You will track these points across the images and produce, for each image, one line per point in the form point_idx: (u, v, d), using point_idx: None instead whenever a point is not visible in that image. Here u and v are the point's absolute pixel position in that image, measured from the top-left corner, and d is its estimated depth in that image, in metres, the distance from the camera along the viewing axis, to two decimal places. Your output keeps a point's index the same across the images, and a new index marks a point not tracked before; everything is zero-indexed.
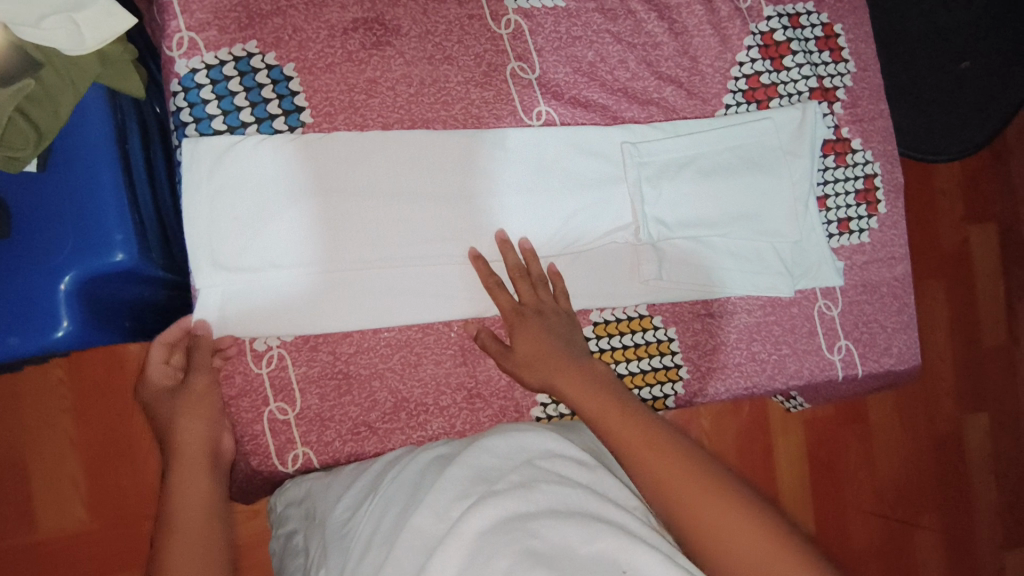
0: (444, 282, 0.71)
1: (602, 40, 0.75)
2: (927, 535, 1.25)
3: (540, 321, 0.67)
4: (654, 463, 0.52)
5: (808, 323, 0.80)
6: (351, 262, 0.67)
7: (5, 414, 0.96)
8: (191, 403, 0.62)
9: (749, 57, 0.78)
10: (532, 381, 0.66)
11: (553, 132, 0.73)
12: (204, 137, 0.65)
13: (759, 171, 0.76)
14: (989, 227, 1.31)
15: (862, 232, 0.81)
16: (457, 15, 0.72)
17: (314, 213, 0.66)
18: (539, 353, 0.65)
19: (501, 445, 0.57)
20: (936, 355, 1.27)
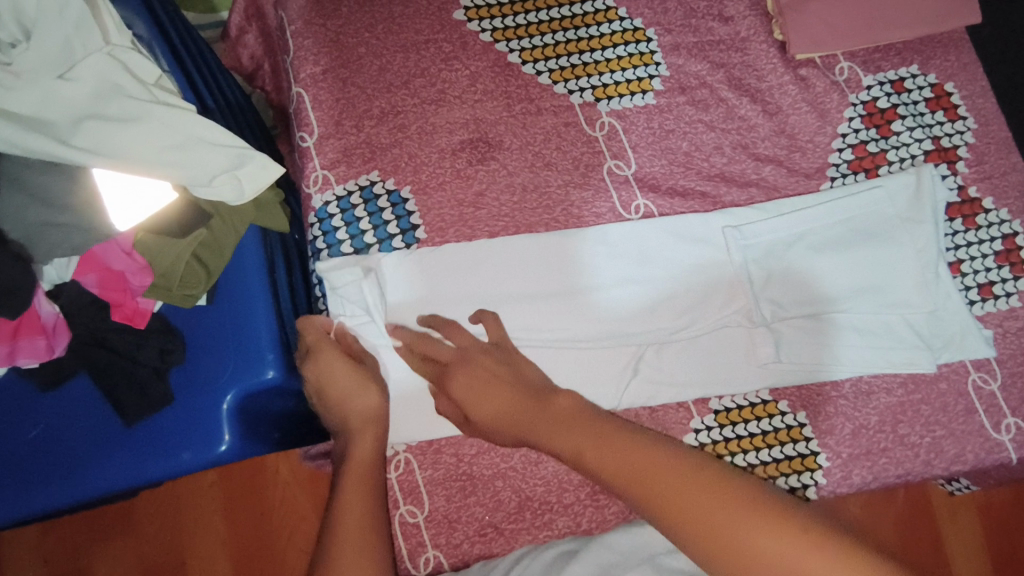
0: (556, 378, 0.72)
1: (695, 130, 0.77)
2: None
3: (468, 370, 0.63)
4: (666, 488, 0.47)
5: (962, 400, 0.72)
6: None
7: (171, 514, 1.06)
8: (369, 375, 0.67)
9: (852, 127, 0.77)
10: (499, 437, 0.61)
11: (652, 224, 0.74)
12: (335, 260, 0.73)
13: (875, 242, 0.73)
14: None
15: (1010, 296, 0.73)
16: (554, 124, 0.78)
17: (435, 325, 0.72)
18: (491, 397, 0.60)
19: (625, 542, 0.62)
20: None
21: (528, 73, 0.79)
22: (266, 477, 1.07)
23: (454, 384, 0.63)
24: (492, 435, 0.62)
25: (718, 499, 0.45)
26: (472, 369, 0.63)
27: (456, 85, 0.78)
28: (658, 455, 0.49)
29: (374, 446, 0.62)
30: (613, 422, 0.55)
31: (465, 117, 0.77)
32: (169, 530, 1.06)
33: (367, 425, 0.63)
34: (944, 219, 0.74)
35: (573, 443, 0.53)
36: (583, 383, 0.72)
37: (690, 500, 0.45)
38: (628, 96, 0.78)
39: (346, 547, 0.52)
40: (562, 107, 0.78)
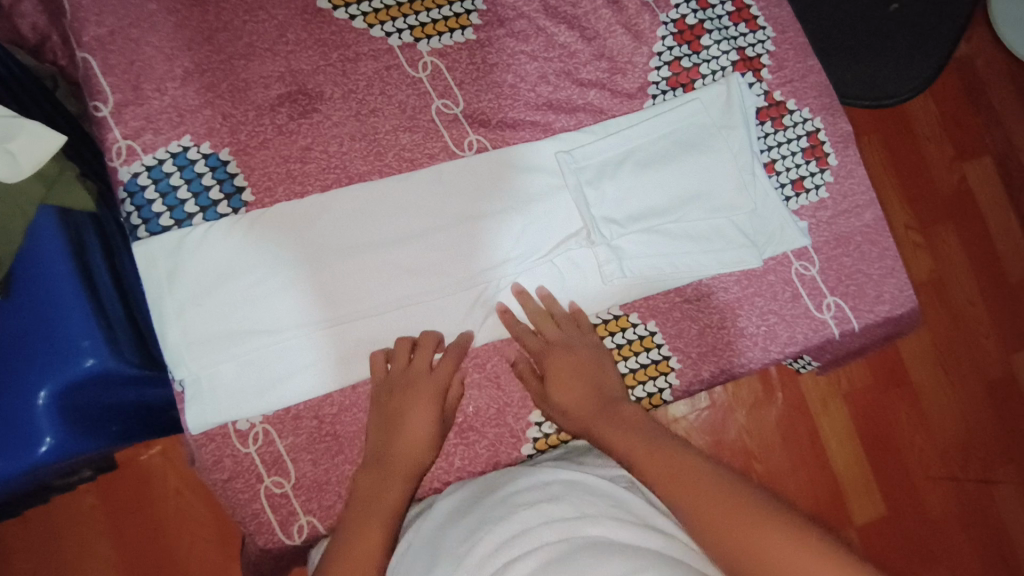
0: (415, 324, 0.71)
1: (518, 61, 0.78)
2: (1006, 488, 1.23)
3: (563, 357, 0.68)
4: (717, 508, 0.50)
5: (788, 287, 0.78)
6: (313, 328, 0.69)
7: (44, 547, 0.97)
8: (421, 389, 0.66)
9: (665, 46, 0.80)
10: (568, 425, 0.67)
11: (484, 158, 0.74)
12: (154, 236, 0.68)
13: (697, 151, 0.77)
14: (981, 161, 1.33)
15: (819, 188, 0.80)
16: (375, 69, 0.75)
17: (276, 288, 0.68)
18: (568, 387, 0.66)
19: (533, 493, 0.60)
20: (965, 299, 1.28)
21: (340, 18, 0.75)
22: (151, 487, 1.00)
23: (551, 361, 0.68)
24: (557, 419, 0.68)
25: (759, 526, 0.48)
26: (578, 351, 0.69)
27: (265, 37, 0.74)
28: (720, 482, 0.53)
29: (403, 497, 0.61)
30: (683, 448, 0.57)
31: (280, 70, 0.73)
32: (46, 564, 0.97)
33: (393, 473, 0.62)
34: (753, 123, 0.79)
35: (639, 457, 0.57)
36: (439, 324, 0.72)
37: (741, 530, 0.48)
38: (448, 33, 0.77)
39: None
40: (381, 50, 0.76)
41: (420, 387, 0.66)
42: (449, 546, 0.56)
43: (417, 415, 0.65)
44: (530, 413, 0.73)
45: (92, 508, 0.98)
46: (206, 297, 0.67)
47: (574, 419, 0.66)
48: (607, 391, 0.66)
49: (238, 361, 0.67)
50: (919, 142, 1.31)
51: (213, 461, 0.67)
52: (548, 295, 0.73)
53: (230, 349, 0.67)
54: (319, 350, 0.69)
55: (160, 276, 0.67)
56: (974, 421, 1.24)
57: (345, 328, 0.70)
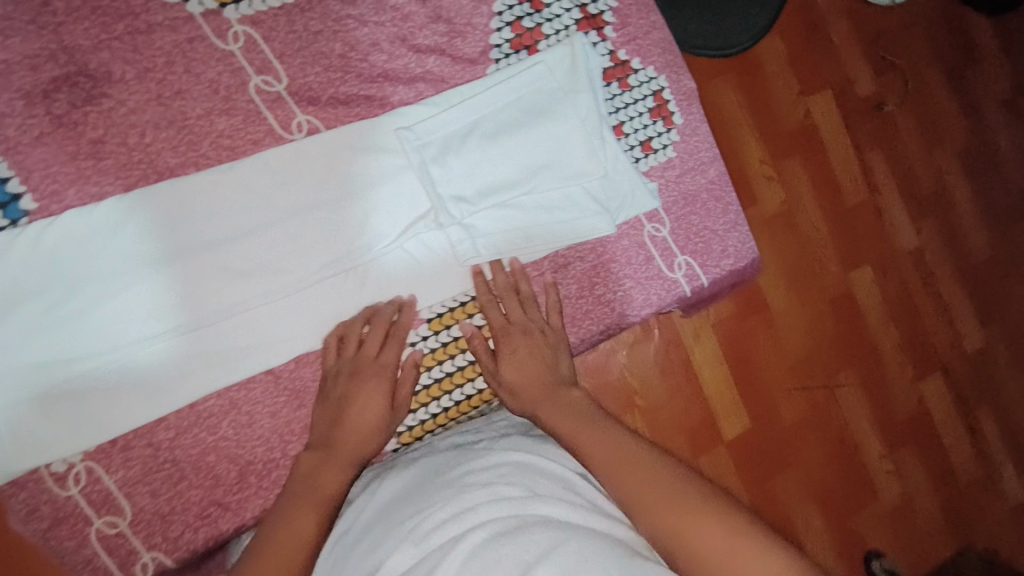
0: (253, 332, 0.65)
1: (345, 27, 0.70)
2: (848, 388, 1.34)
3: (525, 339, 0.69)
4: (660, 496, 0.52)
5: (642, 251, 0.79)
6: (135, 348, 0.62)
7: None
8: (369, 372, 0.65)
9: (506, 5, 0.75)
10: (514, 404, 0.67)
11: (314, 141, 0.68)
12: None
13: (544, 119, 0.74)
14: (823, 96, 1.35)
15: (666, 148, 0.81)
16: (174, 41, 0.65)
17: (87, 308, 0.60)
18: (529, 367, 0.67)
19: (482, 472, 0.57)
20: (811, 223, 1.32)
21: None
22: None
23: (508, 344, 0.68)
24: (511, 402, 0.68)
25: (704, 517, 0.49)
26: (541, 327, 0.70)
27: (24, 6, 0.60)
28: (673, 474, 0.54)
29: (342, 478, 0.60)
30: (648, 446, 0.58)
31: (50, 47, 0.61)
32: None
33: (337, 458, 0.61)
34: (599, 85, 0.77)
35: (581, 438, 0.60)
36: (282, 327, 0.66)
37: (686, 517, 0.50)
38: None
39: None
40: (179, 19, 0.65)
41: (366, 368, 0.65)
42: (396, 521, 0.53)
43: (364, 399, 0.63)
44: None
45: None
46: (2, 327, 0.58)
47: (517, 399, 0.67)
48: (559, 377, 0.68)
49: (51, 394, 0.60)
50: (766, 71, 1.31)
51: (29, 510, 0.60)
52: (519, 268, 0.72)
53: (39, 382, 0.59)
54: (144, 371, 0.62)
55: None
56: (815, 337, 1.31)
57: (175, 343, 0.63)
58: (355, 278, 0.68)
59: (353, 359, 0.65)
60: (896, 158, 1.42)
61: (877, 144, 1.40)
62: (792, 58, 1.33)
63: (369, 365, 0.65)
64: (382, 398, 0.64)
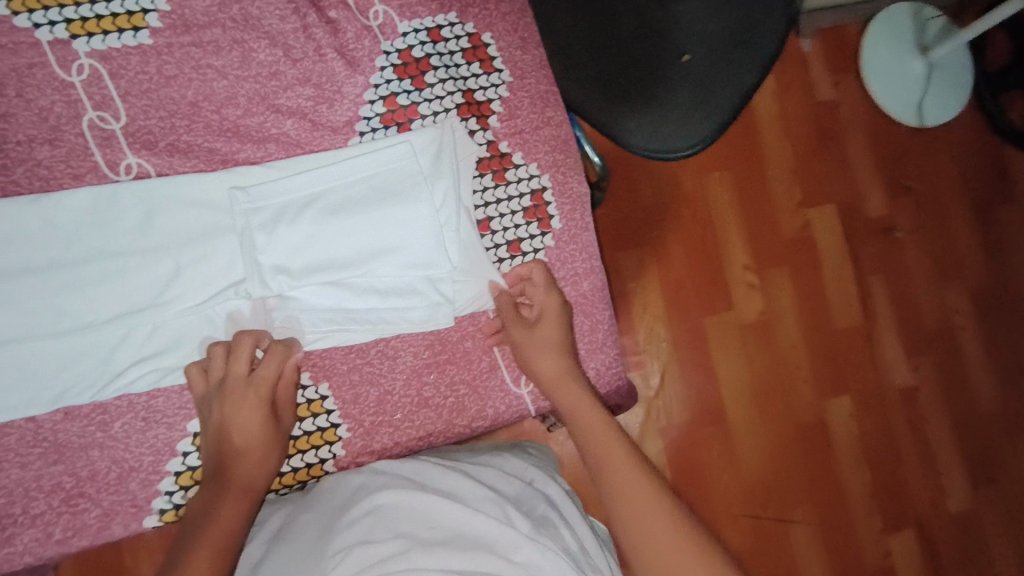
0: (15, 373, 0.61)
1: (202, 76, 0.67)
2: (802, 527, 1.17)
3: (558, 317, 0.69)
4: (641, 498, 0.56)
5: (486, 357, 0.72)
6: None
7: None
8: (239, 390, 0.62)
9: (384, 78, 0.72)
10: (535, 373, 0.68)
11: (133, 186, 0.64)
12: None
13: (395, 201, 0.68)
14: (826, 207, 1.24)
15: (537, 252, 0.74)
16: (13, 64, 0.63)
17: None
18: (556, 350, 0.67)
19: (356, 530, 0.55)
20: (788, 341, 1.20)
21: None
22: None
23: (546, 323, 0.68)
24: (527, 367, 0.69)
25: (684, 540, 0.53)
26: (563, 317, 0.69)
27: None
28: (639, 472, 0.58)
29: (236, 517, 0.58)
30: (623, 432, 0.63)
31: None
32: None
33: (233, 486, 0.60)
34: (468, 175, 0.72)
35: (610, 450, 0.60)
36: (52, 372, 0.62)
37: (656, 523, 0.54)
38: (115, 33, 0.65)
39: None
40: (24, 43, 0.63)
41: (241, 388, 0.62)
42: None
43: (240, 422, 0.62)
44: (160, 479, 0.64)
45: None
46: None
47: (552, 370, 0.67)
48: (571, 362, 0.68)
49: None
50: (768, 178, 1.22)
51: None
52: (544, 274, 0.71)
53: None
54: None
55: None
56: (789, 454, 1.18)
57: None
58: (149, 333, 0.65)
59: (235, 377, 0.63)
60: (931, 288, 1.27)
61: (881, 271, 1.25)
62: (795, 164, 1.23)
63: (241, 384, 0.62)
64: (259, 409, 0.62)
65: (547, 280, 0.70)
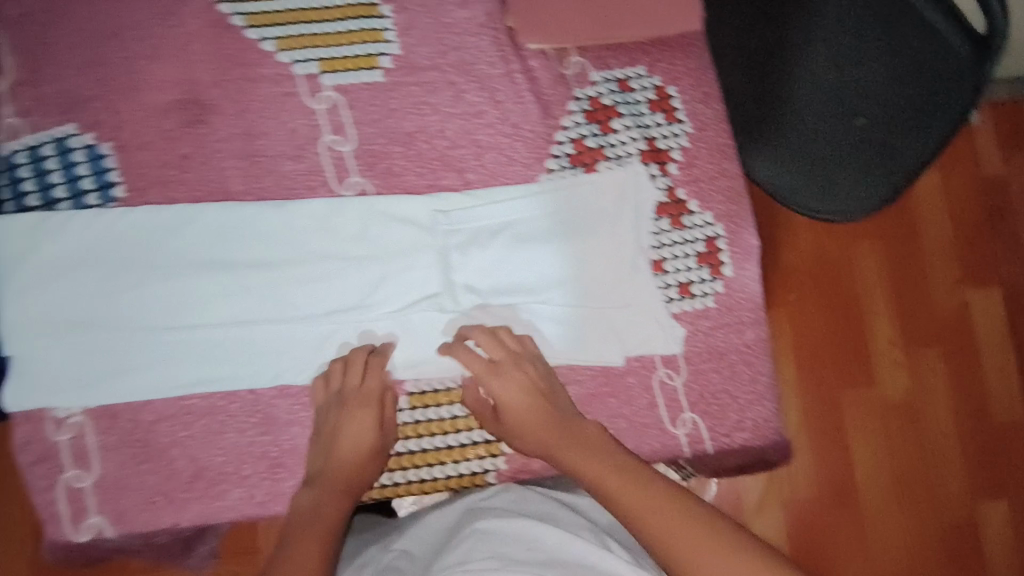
0: (251, 353, 0.71)
1: (420, 112, 0.77)
2: None
3: (517, 374, 0.70)
4: (676, 520, 0.59)
5: (646, 394, 0.74)
6: (148, 336, 0.70)
7: None
8: (484, 368, 0.71)
9: (574, 122, 0.78)
10: (521, 442, 0.71)
11: (356, 202, 0.73)
12: (14, 215, 0.69)
13: (580, 236, 0.75)
14: (991, 290, 1.16)
15: (706, 296, 0.76)
16: (274, 92, 0.75)
17: (110, 292, 0.69)
18: (528, 410, 0.70)
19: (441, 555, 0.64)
20: (938, 432, 1.12)
21: (250, 37, 0.75)
22: None
23: (499, 386, 0.70)
24: (510, 436, 0.71)
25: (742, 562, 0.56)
26: (517, 382, 0.70)
27: (170, 42, 0.74)
28: (647, 501, 0.61)
29: (338, 509, 0.67)
30: (644, 472, 0.64)
31: (178, 76, 0.74)
32: None
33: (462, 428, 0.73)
34: (646, 218, 0.76)
35: (617, 490, 0.63)
36: (280, 355, 0.72)
37: (688, 547, 0.57)
38: (355, 72, 0.77)
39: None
40: (284, 75, 0.76)
41: (478, 367, 0.71)
42: None
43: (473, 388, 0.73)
44: None
45: None
46: (40, 291, 0.68)
47: (536, 443, 0.70)
48: (556, 412, 0.70)
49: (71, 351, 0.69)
50: (930, 255, 1.15)
51: (22, 440, 0.69)
52: (516, 339, 0.71)
53: (67, 338, 0.68)
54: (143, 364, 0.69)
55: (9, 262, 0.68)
56: (921, 548, 1.09)
57: (173, 344, 0.70)
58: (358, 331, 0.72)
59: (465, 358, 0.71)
60: None
61: None
62: (958, 244, 1.16)
63: (483, 365, 0.71)
64: (496, 390, 0.71)
65: (498, 330, 0.71)
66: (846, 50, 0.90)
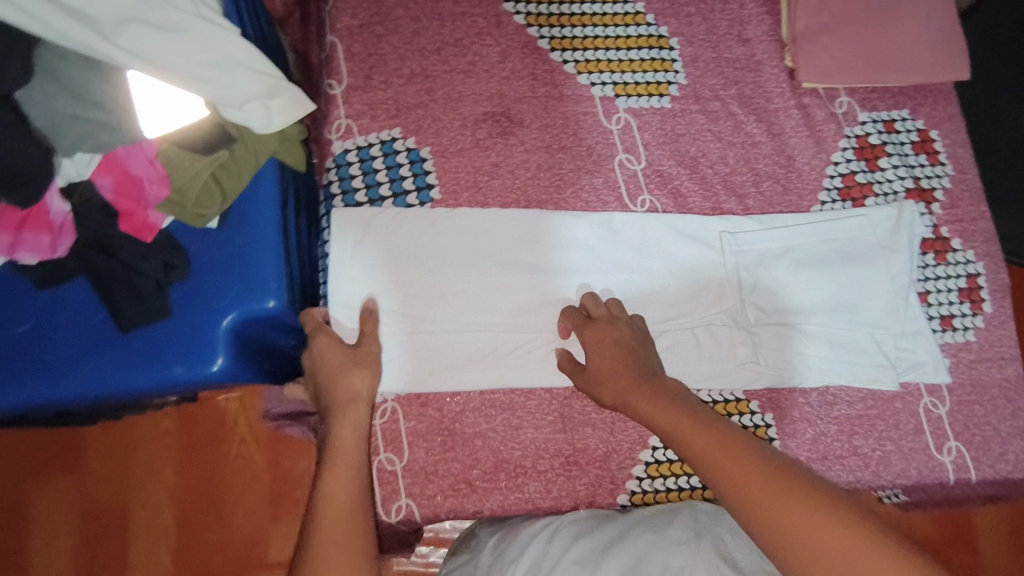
0: (553, 353, 0.75)
1: (704, 138, 0.82)
2: None
3: (607, 328, 0.69)
4: (767, 488, 0.51)
5: (912, 420, 0.78)
6: (477, 331, 0.74)
7: (120, 457, 1.04)
8: (597, 329, 0.69)
9: (844, 157, 0.83)
10: (604, 397, 0.67)
11: (656, 218, 0.78)
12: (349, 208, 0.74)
13: (856, 265, 0.79)
14: None
15: (967, 329, 0.80)
16: (574, 111, 0.81)
17: (438, 278, 0.75)
18: (602, 362, 0.67)
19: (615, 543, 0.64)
20: None
21: (556, 60, 0.82)
22: (220, 432, 1.06)
23: (590, 345, 0.68)
24: (597, 394, 0.67)
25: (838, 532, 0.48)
26: (604, 341, 0.68)
27: (486, 59, 0.80)
28: (736, 454, 0.54)
29: (354, 430, 0.63)
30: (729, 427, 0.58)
31: (490, 91, 0.80)
32: (107, 465, 1.04)
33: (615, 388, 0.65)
34: (916, 253, 0.80)
35: (715, 455, 0.55)
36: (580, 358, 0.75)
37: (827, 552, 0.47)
38: (646, 97, 0.82)
39: (326, 530, 0.55)
40: (583, 96, 0.81)
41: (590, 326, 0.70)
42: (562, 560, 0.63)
43: (597, 348, 0.68)
44: (633, 465, 0.76)
45: (167, 433, 1.05)
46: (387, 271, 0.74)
47: (613, 392, 0.65)
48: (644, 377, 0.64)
49: (398, 339, 0.73)
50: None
51: None
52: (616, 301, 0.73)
53: (396, 325, 0.73)
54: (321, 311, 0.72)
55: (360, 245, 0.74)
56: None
57: (491, 338, 0.74)
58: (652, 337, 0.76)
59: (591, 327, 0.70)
60: None
61: None
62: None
63: (591, 329, 0.70)
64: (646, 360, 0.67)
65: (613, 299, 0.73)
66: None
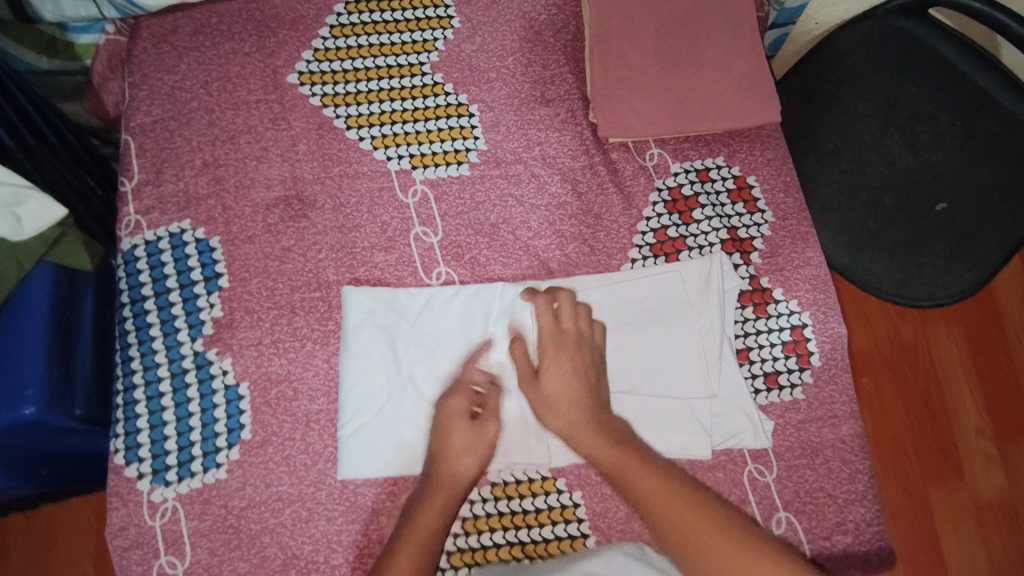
0: (426, 437, 0.73)
1: (505, 203, 0.80)
2: None
3: (560, 345, 0.71)
4: (699, 526, 0.58)
5: (737, 490, 0.72)
6: (384, 404, 0.74)
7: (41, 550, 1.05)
8: (552, 350, 0.70)
9: (655, 212, 0.80)
10: (548, 419, 0.69)
11: (447, 292, 0.76)
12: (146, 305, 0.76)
13: (664, 326, 0.75)
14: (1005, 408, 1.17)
15: (794, 387, 0.75)
16: (369, 188, 0.80)
17: (371, 343, 0.75)
18: (556, 374, 0.69)
19: None
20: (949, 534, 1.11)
21: (351, 138, 0.81)
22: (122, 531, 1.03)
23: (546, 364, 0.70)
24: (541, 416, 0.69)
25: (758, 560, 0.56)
26: (565, 356, 0.70)
27: (279, 144, 0.81)
28: (671, 494, 0.60)
29: (440, 515, 0.65)
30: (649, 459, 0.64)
31: (283, 174, 0.80)
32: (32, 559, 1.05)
33: (563, 400, 0.68)
34: (731, 307, 0.76)
35: (631, 472, 0.63)
36: None
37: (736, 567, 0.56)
38: (443, 166, 0.81)
39: None
40: (379, 172, 0.80)
41: (550, 342, 0.71)
42: None
43: (551, 362, 0.70)
44: None
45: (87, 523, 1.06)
46: (410, 328, 0.75)
47: (562, 420, 0.67)
48: (591, 398, 0.69)
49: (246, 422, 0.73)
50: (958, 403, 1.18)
51: (120, 527, 0.71)
52: (581, 306, 0.73)
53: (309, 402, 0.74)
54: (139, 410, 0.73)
55: (391, 312, 0.76)
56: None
57: (379, 419, 0.73)
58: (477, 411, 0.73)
59: (547, 340, 0.71)
60: None
61: None
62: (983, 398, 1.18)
63: (552, 344, 0.71)
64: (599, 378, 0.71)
65: (582, 308, 0.73)
66: (924, 138, 0.93)
